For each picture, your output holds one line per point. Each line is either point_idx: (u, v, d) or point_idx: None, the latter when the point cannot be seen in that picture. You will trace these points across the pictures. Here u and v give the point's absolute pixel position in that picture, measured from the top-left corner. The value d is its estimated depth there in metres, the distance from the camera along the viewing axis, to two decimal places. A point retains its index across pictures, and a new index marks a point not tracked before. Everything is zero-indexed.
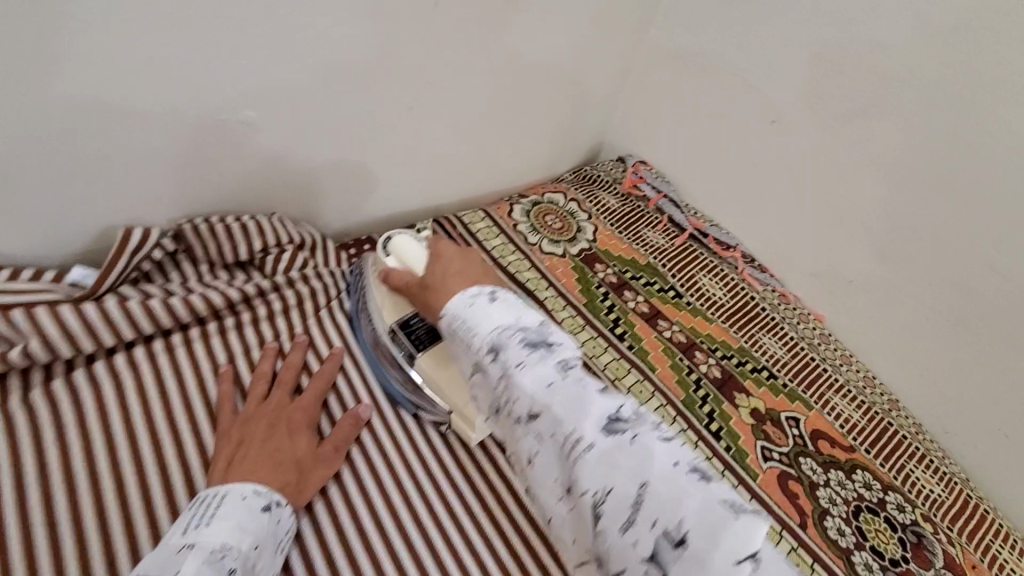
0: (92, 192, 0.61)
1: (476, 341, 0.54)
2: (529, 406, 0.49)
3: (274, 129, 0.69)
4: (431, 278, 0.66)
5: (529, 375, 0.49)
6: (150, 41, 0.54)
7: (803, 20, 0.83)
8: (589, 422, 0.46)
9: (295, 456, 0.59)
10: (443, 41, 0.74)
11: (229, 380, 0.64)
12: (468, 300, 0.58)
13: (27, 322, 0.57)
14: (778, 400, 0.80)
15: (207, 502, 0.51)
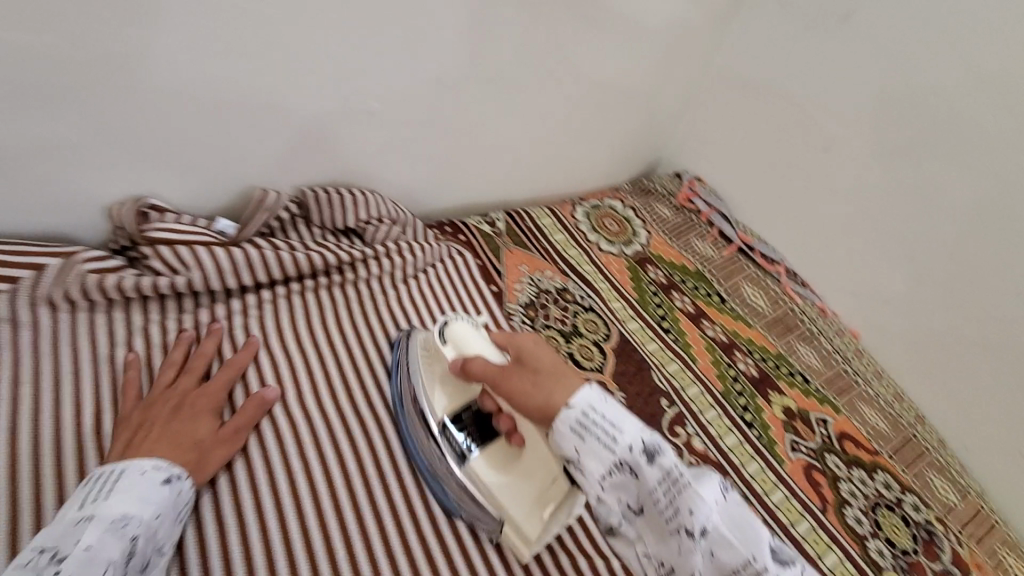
0: (245, 154, 0.75)
1: (625, 442, 0.47)
2: (698, 524, 0.44)
3: (390, 116, 0.82)
4: (536, 363, 0.55)
5: (696, 490, 0.45)
6: (317, 32, 0.69)
7: (856, 57, 0.93)
8: (765, 550, 0.43)
9: (193, 439, 0.58)
10: (538, 53, 0.87)
11: (133, 368, 0.64)
12: (597, 395, 0.50)
13: (188, 256, 0.71)
14: (809, 402, 0.88)
15: (104, 478, 0.51)
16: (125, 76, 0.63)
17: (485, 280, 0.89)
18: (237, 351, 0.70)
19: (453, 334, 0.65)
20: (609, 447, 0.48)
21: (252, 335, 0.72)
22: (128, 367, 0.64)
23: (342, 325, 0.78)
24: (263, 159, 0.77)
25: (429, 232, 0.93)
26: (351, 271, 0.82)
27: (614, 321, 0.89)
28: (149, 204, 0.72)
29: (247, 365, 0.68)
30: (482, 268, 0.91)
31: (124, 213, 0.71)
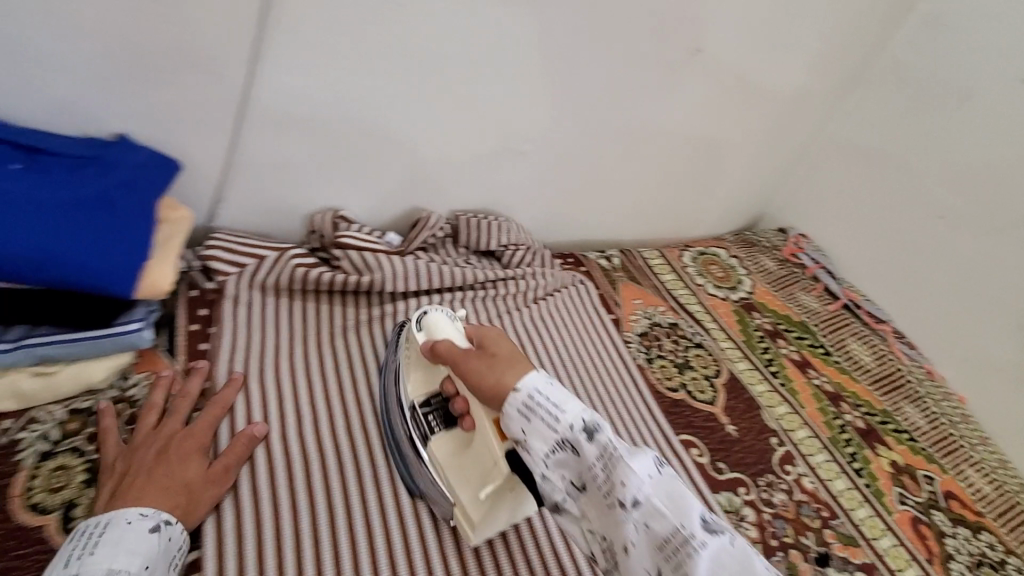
0: (424, 179, 0.90)
1: (564, 417, 0.48)
2: (631, 492, 0.45)
3: (541, 157, 0.96)
4: (497, 349, 0.58)
5: (633, 462, 0.46)
6: (506, 85, 0.84)
7: (975, 136, 1.01)
8: (700, 521, 0.44)
9: (183, 480, 0.57)
10: (674, 111, 0.99)
11: (110, 414, 0.61)
12: (545, 378, 0.52)
13: (372, 260, 0.84)
14: (916, 459, 0.90)
15: (88, 532, 0.51)
16: (355, 109, 0.78)
17: (605, 308, 0.97)
18: None
19: (430, 323, 0.67)
20: (551, 426, 0.49)
21: None
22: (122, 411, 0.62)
23: None
24: (433, 184, 0.92)
25: (555, 261, 1.03)
26: (492, 287, 0.93)
27: (724, 359, 0.94)
28: (341, 215, 0.87)
29: (232, 402, 0.67)
30: (602, 297, 1.00)
31: (323, 222, 0.85)
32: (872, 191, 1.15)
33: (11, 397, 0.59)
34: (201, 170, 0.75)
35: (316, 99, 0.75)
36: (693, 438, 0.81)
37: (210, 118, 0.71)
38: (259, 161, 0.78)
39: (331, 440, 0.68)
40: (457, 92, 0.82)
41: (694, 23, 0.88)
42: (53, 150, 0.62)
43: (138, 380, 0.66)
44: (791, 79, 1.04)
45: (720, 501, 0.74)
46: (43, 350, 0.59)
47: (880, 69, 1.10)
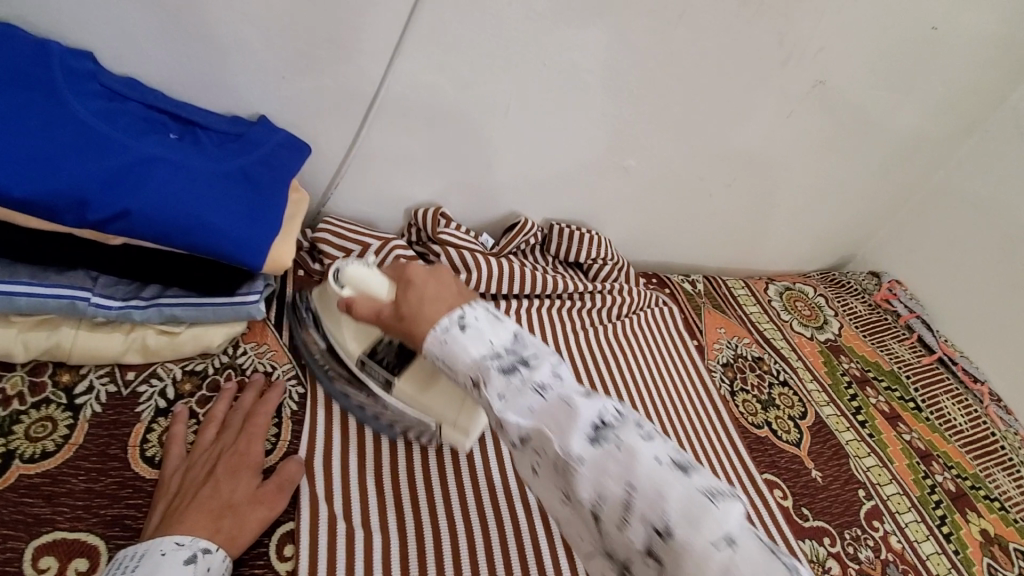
0: (525, 185, 0.91)
1: (458, 373, 0.51)
2: (517, 431, 0.46)
3: (640, 175, 0.95)
4: (403, 308, 0.55)
5: (512, 403, 0.47)
6: (617, 101, 0.84)
7: None
8: (578, 438, 0.43)
9: (228, 502, 0.53)
10: (780, 142, 0.97)
11: (180, 421, 0.59)
12: (440, 333, 0.52)
13: (471, 261, 0.85)
14: (1007, 530, 0.85)
15: (123, 563, 0.46)
16: (470, 112, 0.80)
17: (688, 333, 0.96)
18: None
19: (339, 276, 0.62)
20: (456, 380, 0.52)
21: None
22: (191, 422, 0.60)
23: (571, 345, 0.87)
24: (530, 190, 0.92)
25: (639, 279, 1.02)
26: (579, 299, 0.93)
27: (809, 400, 0.91)
28: (442, 212, 0.88)
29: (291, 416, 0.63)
30: (684, 320, 0.98)
31: (425, 216, 0.87)
32: (978, 243, 1.09)
33: (137, 350, 0.61)
34: (320, 155, 0.77)
35: (434, 97, 0.77)
36: (775, 477, 0.78)
37: (340, 107, 0.74)
38: (376, 152, 0.80)
39: None
40: (570, 104, 0.83)
41: (814, 55, 0.86)
42: (205, 124, 0.66)
43: (246, 349, 0.68)
44: (905, 120, 1.00)
45: (804, 549, 0.71)
46: (173, 310, 0.61)
47: (1001, 118, 1.04)
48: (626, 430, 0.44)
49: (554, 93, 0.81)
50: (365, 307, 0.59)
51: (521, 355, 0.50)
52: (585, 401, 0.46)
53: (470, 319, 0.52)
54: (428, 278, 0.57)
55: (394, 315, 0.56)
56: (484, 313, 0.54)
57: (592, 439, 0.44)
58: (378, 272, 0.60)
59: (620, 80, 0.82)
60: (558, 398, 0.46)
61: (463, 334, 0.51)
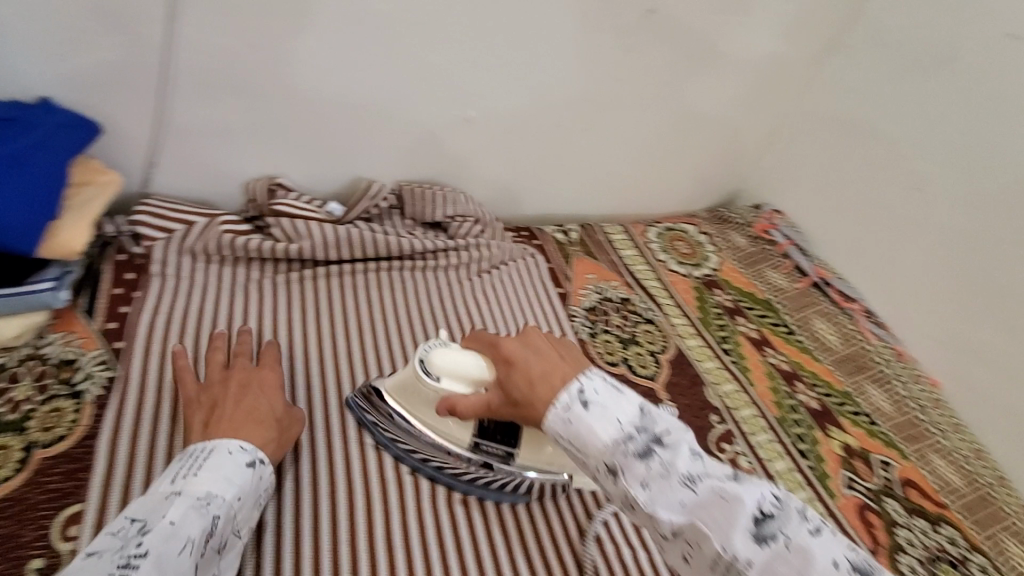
0: (365, 149, 0.89)
1: (590, 461, 0.46)
2: (670, 525, 0.42)
3: (487, 128, 0.93)
4: (513, 394, 0.53)
5: (659, 496, 0.43)
6: (433, 51, 0.82)
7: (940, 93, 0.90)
8: (740, 535, 0.40)
9: (273, 414, 0.59)
10: (623, 79, 0.94)
11: (183, 357, 0.64)
12: (560, 410, 0.48)
13: (303, 227, 0.83)
14: (872, 443, 0.82)
15: (195, 454, 0.51)
16: (277, 76, 0.78)
17: (553, 282, 0.95)
18: (330, 312, 0.81)
19: (433, 372, 0.62)
20: (586, 462, 0.47)
21: (344, 302, 0.83)
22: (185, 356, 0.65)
23: (422, 306, 0.86)
24: (368, 149, 0.89)
25: (506, 234, 1.01)
26: (432, 258, 0.91)
27: (673, 335, 0.91)
28: (276, 182, 0.86)
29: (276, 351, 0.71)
30: (552, 270, 0.97)
31: (258, 188, 0.85)
32: None
33: None
34: (124, 135, 0.76)
35: (225, 58, 0.74)
36: None
37: (130, 79, 0.72)
38: (186, 123, 0.78)
39: None
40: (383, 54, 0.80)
41: None
42: None
43: (52, 339, 0.67)
44: (758, 41, 0.97)
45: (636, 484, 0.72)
46: None
47: None
48: (792, 521, 0.40)
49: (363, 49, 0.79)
50: (472, 402, 0.57)
51: (654, 432, 0.46)
52: (739, 483, 0.42)
53: (590, 394, 0.48)
54: (525, 354, 0.53)
55: (509, 401, 0.53)
56: (602, 380, 0.50)
57: (755, 535, 0.40)
58: (465, 352, 0.61)
59: (429, 28, 0.79)
60: (708, 487, 0.42)
61: (588, 412, 0.47)
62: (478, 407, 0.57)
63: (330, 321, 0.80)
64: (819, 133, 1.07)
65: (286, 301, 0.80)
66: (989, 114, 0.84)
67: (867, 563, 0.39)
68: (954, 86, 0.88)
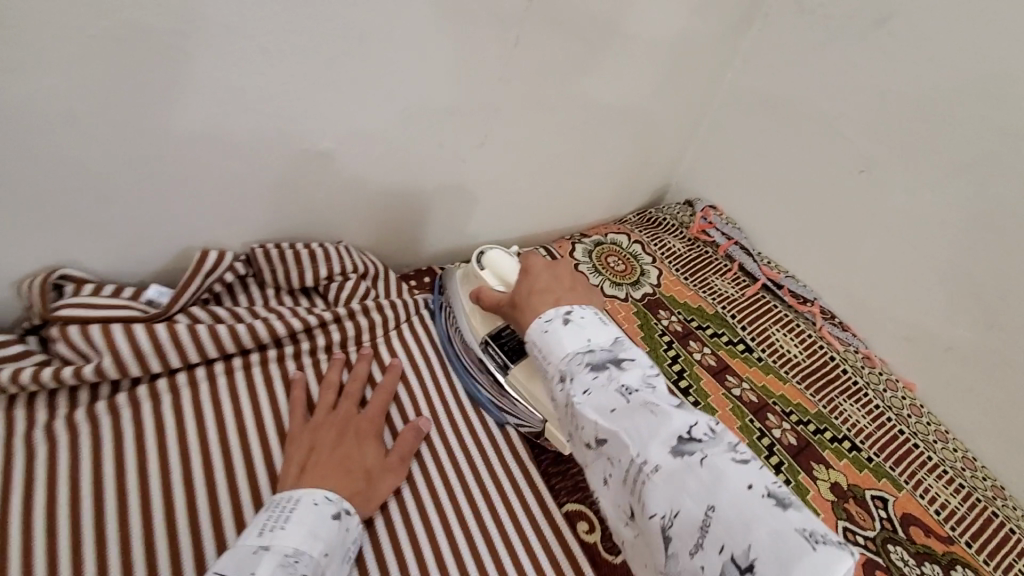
0: (188, 215, 0.66)
1: (548, 364, 0.51)
2: (596, 433, 0.45)
3: (352, 162, 0.73)
4: (516, 298, 0.61)
5: (593, 402, 0.45)
6: (245, 80, 0.59)
7: (870, 64, 0.78)
8: (658, 446, 0.41)
9: (365, 464, 0.60)
10: (513, 82, 0.77)
11: (300, 387, 0.66)
12: (542, 324, 0.54)
13: (104, 339, 0.59)
14: (862, 476, 0.71)
15: (280, 505, 0.51)
16: (13, 147, 0.52)
17: None
18: (164, 448, 0.59)
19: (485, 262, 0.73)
20: (544, 371, 0.52)
21: (188, 427, 0.61)
22: (295, 387, 0.66)
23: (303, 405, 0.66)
24: (194, 214, 0.66)
25: (403, 285, 0.82)
26: (308, 339, 0.70)
27: None
28: (61, 275, 0.61)
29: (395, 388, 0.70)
30: None
31: (32, 290, 0.60)
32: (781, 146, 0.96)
33: None
34: None
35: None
36: (581, 505, 0.67)
37: None
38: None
39: None
40: (169, 95, 0.56)
41: None
42: None
43: None
44: (665, 22, 0.82)
45: None
46: None
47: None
48: (718, 447, 0.41)
49: (138, 94, 0.55)
50: (492, 295, 0.68)
51: (616, 356, 0.49)
52: (678, 410, 0.44)
53: (576, 317, 0.53)
54: (542, 269, 0.62)
55: (511, 300, 0.63)
56: (591, 314, 0.54)
57: (675, 449, 0.41)
58: (515, 263, 0.72)
59: (233, 51, 0.56)
60: (641, 401, 0.44)
61: (564, 329, 0.52)
62: (494, 300, 0.67)
63: (175, 457, 0.59)
64: (744, 117, 0.95)
65: (94, 447, 0.57)
66: (936, 81, 0.72)
67: (782, 494, 0.38)
68: (887, 56, 0.76)
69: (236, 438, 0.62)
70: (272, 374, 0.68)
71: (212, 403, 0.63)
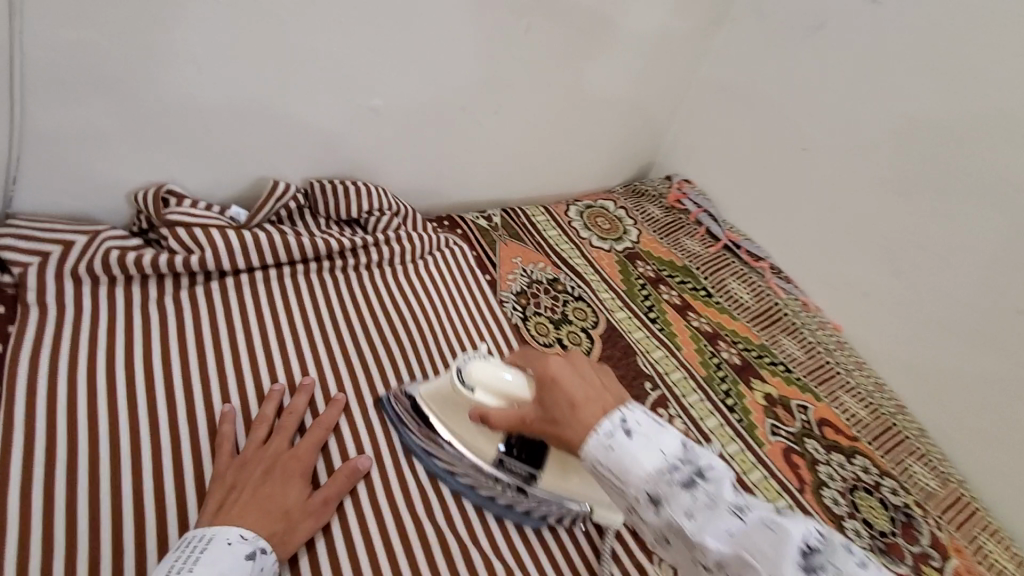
0: (263, 149, 0.83)
1: (628, 490, 0.46)
2: (713, 558, 0.43)
3: (393, 119, 0.90)
4: (555, 412, 0.52)
5: (705, 529, 0.43)
6: (319, 39, 0.77)
7: (813, 61, 0.97)
8: (789, 566, 0.40)
9: (284, 505, 0.58)
10: (524, 61, 0.94)
11: (230, 422, 0.64)
12: (602, 437, 0.48)
13: (203, 237, 0.76)
14: (790, 389, 0.88)
15: (192, 544, 0.51)
16: (150, 81, 0.70)
17: (480, 269, 0.95)
18: (244, 324, 0.76)
19: (468, 381, 0.65)
20: (621, 491, 0.47)
21: (260, 313, 0.78)
22: (224, 421, 0.64)
23: (347, 306, 0.83)
24: (267, 150, 0.84)
25: (428, 224, 0.98)
26: (352, 257, 0.87)
27: (602, 310, 0.93)
28: (167, 189, 0.78)
29: (336, 420, 0.69)
30: (477, 258, 0.97)
31: (145, 198, 0.77)
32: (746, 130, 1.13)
33: None
34: None
35: (72, 60, 0.65)
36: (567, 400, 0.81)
37: None
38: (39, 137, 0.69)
39: (149, 435, 0.63)
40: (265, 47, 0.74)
41: None
42: None
43: None
44: (648, 20, 1.00)
45: None
46: None
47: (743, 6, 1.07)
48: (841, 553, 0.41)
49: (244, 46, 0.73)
50: (506, 414, 0.59)
51: (699, 464, 0.46)
52: (787, 519, 0.43)
53: (637, 423, 0.48)
54: (570, 369, 0.54)
55: (546, 417, 0.53)
56: (643, 414, 0.49)
57: (806, 567, 0.41)
58: (500, 364, 0.64)
59: (314, 16, 0.74)
60: (754, 519, 0.43)
61: (634, 442, 0.47)
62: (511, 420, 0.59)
63: (250, 335, 0.75)
64: (716, 105, 1.12)
65: (193, 319, 0.74)
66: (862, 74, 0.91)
67: None
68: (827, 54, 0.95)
69: (180, 433, 0.64)
70: (208, 401, 0.68)
71: (272, 302, 0.79)
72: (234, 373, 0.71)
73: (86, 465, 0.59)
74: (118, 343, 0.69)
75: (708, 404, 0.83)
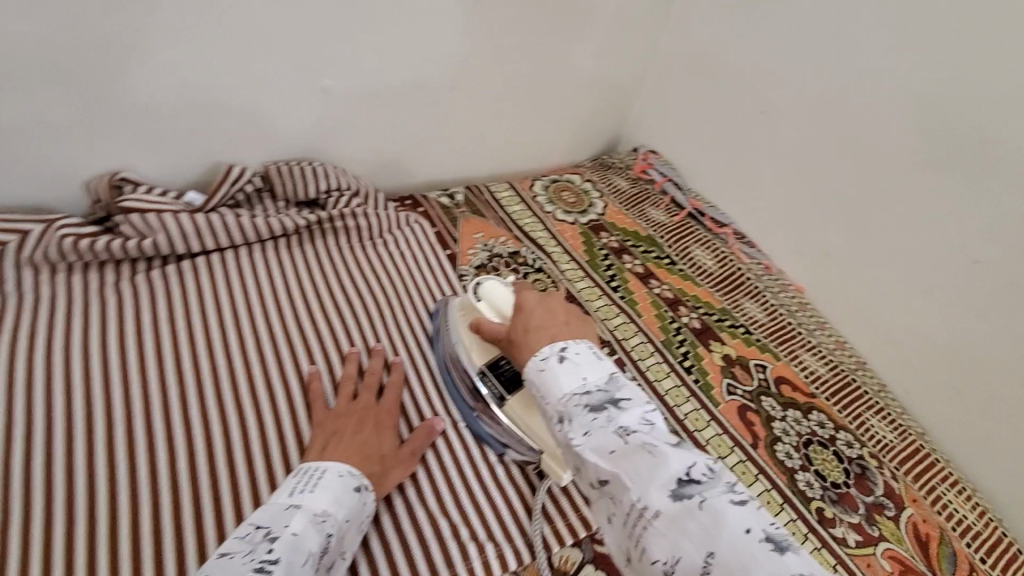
0: (222, 137, 0.85)
1: (547, 404, 0.57)
2: (597, 474, 0.50)
3: (348, 100, 0.91)
4: (515, 330, 0.68)
5: (592, 445, 0.50)
6: (269, 21, 0.77)
7: (776, 22, 0.95)
8: (655, 489, 0.45)
9: (379, 451, 0.67)
10: (484, 35, 0.94)
11: (318, 380, 0.73)
12: (540, 362, 0.60)
13: (157, 222, 0.78)
14: (749, 349, 0.89)
15: (309, 473, 0.60)
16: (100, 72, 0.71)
17: (441, 244, 0.97)
18: (201, 304, 0.78)
19: (479, 294, 0.79)
20: (548, 408, 0.57)
21: (216, 291, 0.80)
22: (313, 379, 0.73)
23: (305, 284, 0.85)
24: (222, 136, 0.85)
25: (389, 204, 1.00)
26: (308, 236, 0.89)
27: (563, 281, 0.94)
28: (122, 176, 0.80)
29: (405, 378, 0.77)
30: (439, 234, 0.99)
31: (101, 186, 0.79)
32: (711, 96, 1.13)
33: None
34: None
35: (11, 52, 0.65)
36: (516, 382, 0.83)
37: None
38: None
39: (106, 411, 0.65)
40: (208, 32, 0.74)
41: None
42: None
43: None
44: None
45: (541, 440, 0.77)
46: None
47: None
48: (718, 490, 0.44)
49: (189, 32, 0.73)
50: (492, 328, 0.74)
51: (613, 395, 0.54)
52: (676, 450, 0.47)
53: (570, 356, 0.59)
54: (535, 308, 0.69)
55: (507, 336, 0.69)
56: (585, 349, 0.61)
57: (673, 492, 0.44)
58: (509, 295, 0.77)
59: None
60: (637, 443, 0.48)
61: (560, 366, 0.58)
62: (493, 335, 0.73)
63: (240, 330, 0.77)
64: (681, 73, 1.12)
65: (151, 301, 0.76)
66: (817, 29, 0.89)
67: (779, 538, 0.41)
68: (790, 14, 0.93)
69: (130, 378, 0.69)
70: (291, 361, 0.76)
71: (230, 282, 0.81)
72: (190, 347, 0.74)
73: (42, 439, 0.61)
74: (76, 324, 0.71)
75: (665, 366, 0.83)
